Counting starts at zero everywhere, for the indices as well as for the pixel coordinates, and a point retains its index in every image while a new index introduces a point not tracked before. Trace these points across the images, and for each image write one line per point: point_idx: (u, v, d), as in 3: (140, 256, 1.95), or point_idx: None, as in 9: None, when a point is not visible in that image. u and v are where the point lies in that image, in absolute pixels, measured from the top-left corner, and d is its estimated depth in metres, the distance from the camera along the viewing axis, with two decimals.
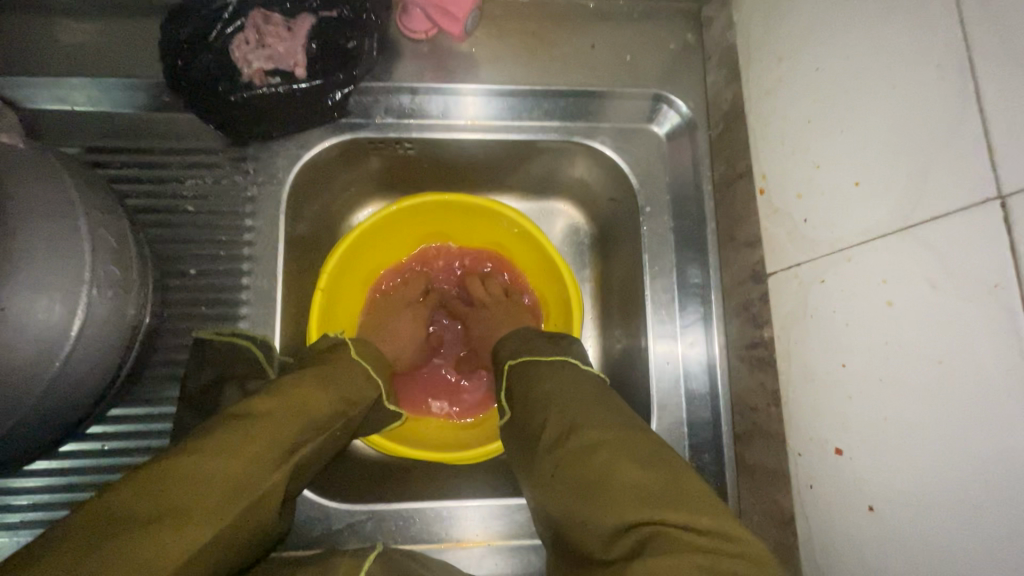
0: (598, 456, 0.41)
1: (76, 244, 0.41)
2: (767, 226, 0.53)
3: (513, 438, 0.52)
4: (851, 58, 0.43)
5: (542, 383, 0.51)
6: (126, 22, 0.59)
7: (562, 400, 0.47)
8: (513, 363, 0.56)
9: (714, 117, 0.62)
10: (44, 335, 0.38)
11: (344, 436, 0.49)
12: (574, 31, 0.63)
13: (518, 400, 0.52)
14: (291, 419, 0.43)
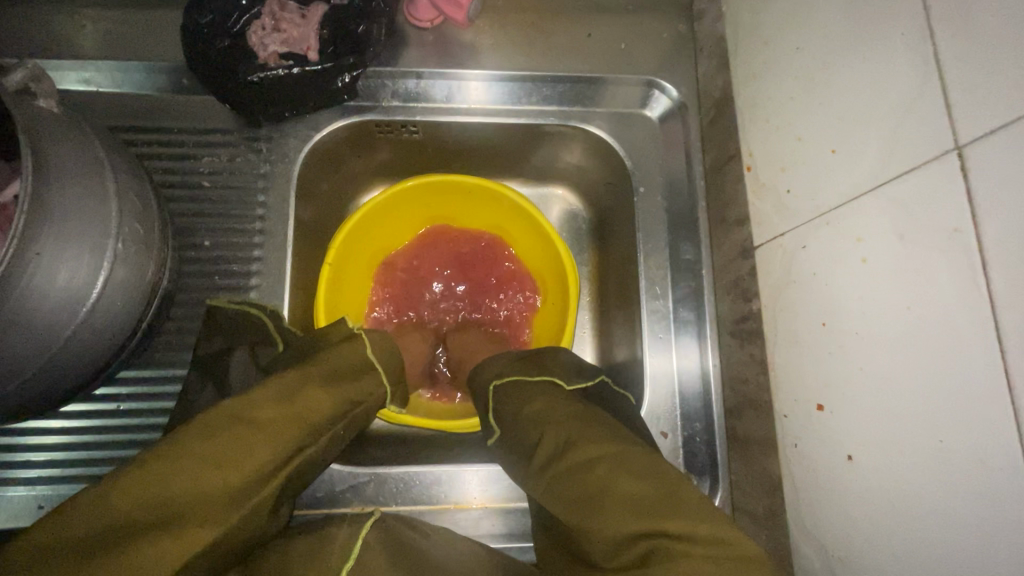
0: (595, 472, 0.43)
1: (106, 199, 0.44)
2: (754, 201, 0.56)
3: (502, 447, 0.52)
4: (826, 37, 0.46)
5: (533, 402, 0.50)
6: (150, 9, 0.63)
7: (557, 420, 0.47)
8: (496, 384, 0.54)
9: (705, 103, 0.65)
10: (74, 283, 0.41)
11: (350, 435, 0.50)
12: (571, 21, 0.67)
13: (507, 417, 0.51)
14: (299, 421, 0.43)
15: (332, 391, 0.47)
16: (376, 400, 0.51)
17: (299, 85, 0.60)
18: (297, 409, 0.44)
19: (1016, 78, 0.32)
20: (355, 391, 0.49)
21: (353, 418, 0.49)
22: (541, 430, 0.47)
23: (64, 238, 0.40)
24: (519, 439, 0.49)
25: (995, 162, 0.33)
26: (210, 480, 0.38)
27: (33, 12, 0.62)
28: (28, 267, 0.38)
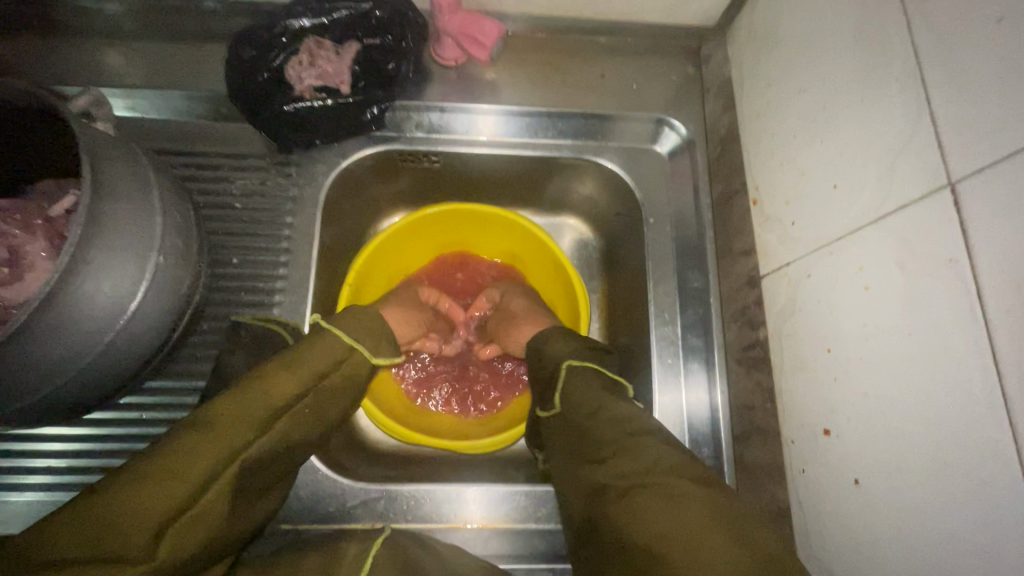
0: (670, 505, 0.41)
1: (151, 214, 0.46)
2: (760, 232, 0.58)
3: (558, 432, 0.54)
4: (829, 81, 0.49)
5: (600, 404, 0.52)
6: (194, 44, 0.68)
7: (621, 429, 0.49)
8: (570, 363, 0.56)
9: (712, 140, 0.68)
10: (119, 292, 0.44)
11: (321, 421, 0.49)
12: (586, 61, 0.71)
13: (570, 411, 0.53)
14: (248, 413, 0.43)
15: (293, 375, 0.47)
16: (338, 380, 0.51)
17: (331, 117, 0.65)
18: (242, 405, 0.43)
19: (1002, 120, 0.35)
20: (308, 372, 0.48)
21: (315, 404, 0.48)
22: (609, 435, 0.49)
23: (112, 251, 0.42)
24: (582, 430, 0.51)
25: (984, 197, 0.35)
26: (157, 484, 0.37)
27: (87, 44, 0.67)
28: (80, 276, 0.40)
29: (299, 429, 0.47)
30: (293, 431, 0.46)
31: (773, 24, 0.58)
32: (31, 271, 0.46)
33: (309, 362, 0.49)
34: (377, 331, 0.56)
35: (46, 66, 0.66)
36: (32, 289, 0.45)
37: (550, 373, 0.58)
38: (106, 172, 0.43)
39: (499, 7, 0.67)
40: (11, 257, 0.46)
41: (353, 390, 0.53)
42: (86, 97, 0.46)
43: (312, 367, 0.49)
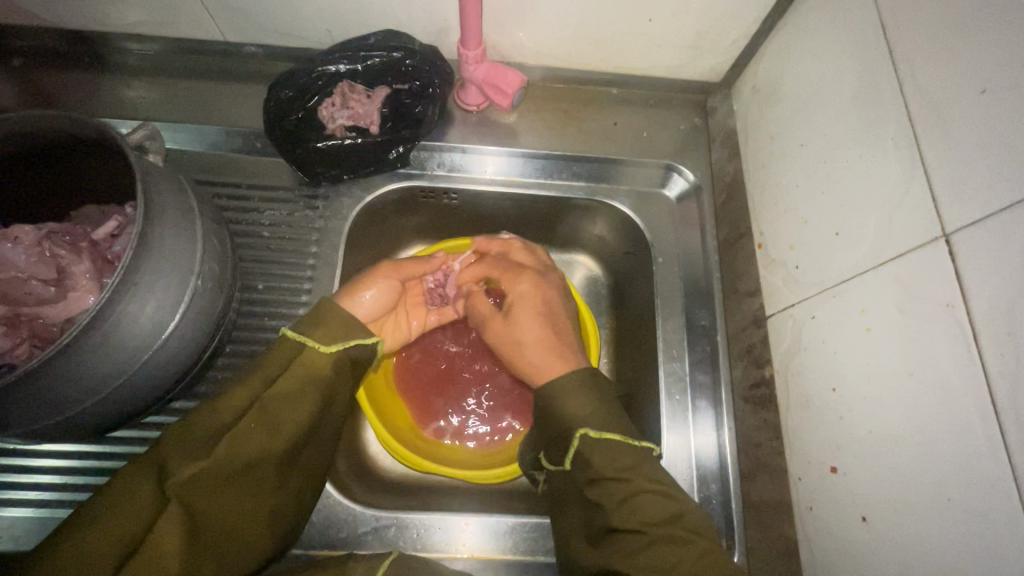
0: None
1: (193, 242, 0.49)
2: (765, 274, 0.61)
3: (563, 484, 0.57)
4: (830, 137, 0.53)
5: (628, 486, 0.52)
6: (236, 84, 0.73)
7: (652, 516, 0.50)
8: (581, 432, 0.54)
9: (718, 186, 0.72)
10: (160, 312, 0.46)
11: (281, 429, 0.50)
12: (600, 110, 0.75)
13: (582, 479, 0.54)
14: (192, 441, 0.47)
15: (240, 391, 0.51)
16: (290, 381, 0.52)
17: (359, 153, 0.69)
18: (188, 435, 0.48)
19: (987, 182, 0.38)
20: (254, 385, 0.51)
21: (266, 414, 0.49)
22: (631, 520, 0.50)
23: (157, 273, 0.45)
24: (592, 503, 0.53)
25: (978, 247, 0.38)
26: (114, 513, 0.43)
27: (135, 82, 0.72)
28: (127, 296, 0.43)
29: (253, 446, 0.48)
30: (247, 447, 0.48)
31: (776, 83, 0.63)
32: (76, 289, 0.49)
33: (256, 374, 0.52)
34: (326, 324, 0.56)
35: (95, 101, 0.71)
36: (81, 307, 0.49)
37: (560, 432, 0.57)
38: (156, 203, 0.46)
39: (520, 60, 0.71)
40: (58, 276, 0.49)
41: (312, 390, 0.52)
42: (144, 130, 0.49)
43: (259, 378, 0.52)
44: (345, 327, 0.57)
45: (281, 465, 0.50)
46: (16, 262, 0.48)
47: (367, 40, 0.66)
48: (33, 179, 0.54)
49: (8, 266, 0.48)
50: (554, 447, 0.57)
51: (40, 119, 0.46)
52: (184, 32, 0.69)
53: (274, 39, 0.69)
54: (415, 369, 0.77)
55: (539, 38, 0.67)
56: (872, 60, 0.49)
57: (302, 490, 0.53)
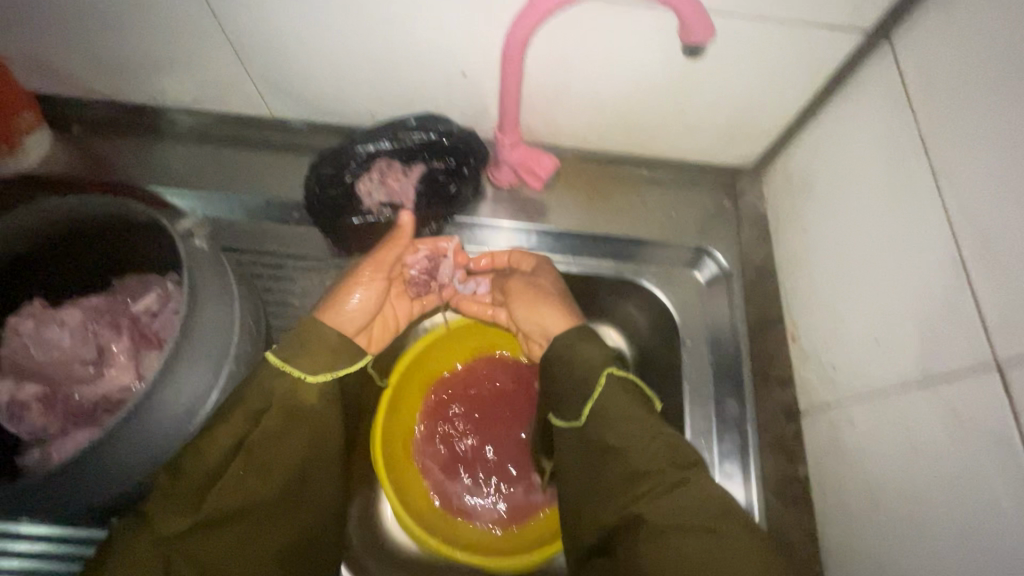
0: (693, 551, 0.48)
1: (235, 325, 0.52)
2: (800, 369, 0.62)
3: (571, 448, 0.57)
4: (868, 240, 0.53)
5: (644, 429, 0.54)
6: (281, 155, 0.76)
7: (665, 459, 0.53)
8: (608, 372, 0.57)
9: (748, 269, 0.73)
10: (199, 394, 0.49)
11: (270, 472, 0.48)
12: (630, 190, 0.76)
13: (597, 436, 0.55)
14: (179, 493, 0.46)
15: (222, 432, 0.48)
16: (274, 420, 0.49)
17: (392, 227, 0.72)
18: (176, 488, 0.46)
19: None
20: (238, 423, 0.48)
21: (256, 457, 0.47)
22: (648, 464, 0.52)
23: (199, 359, 0.48)
24: (611, 448, 0.54)
25: None
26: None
27: (187, 151, 0.76)
28: (165, 382, 0.46)
29: (249, 489, 0.47)
30: (242, 491, 0.46)
31: (810, 176, 0.63)
32: (112, 367, 0.51)
33: (236, 410, 0.49)
34: (314, 349, 0.54)
35: (148, 169, 0.74)
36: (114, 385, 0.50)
37: (575, 384, 0.58)
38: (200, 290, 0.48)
39: (553, 141, 0.73)
40: (98, 355, 0.52)
41: (297, 426, 0.50)
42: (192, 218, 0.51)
43: (243, 413, 0.49)
44: (333, 355, 0.54)
45: (280, 504, 0.48)
46: (60, 344, 0.51)
47: (403, 123, 0.67)
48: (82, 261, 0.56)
49: (54, 348, 0.51)
50: (568, 406, 0.58)
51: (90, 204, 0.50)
52: (234, 108, 0.72)
53: (320, 117, 0.72)
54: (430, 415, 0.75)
55: (574, 123, 0.69)
56: (909, 168, 0.49)
57: (310, 519, 0.51)
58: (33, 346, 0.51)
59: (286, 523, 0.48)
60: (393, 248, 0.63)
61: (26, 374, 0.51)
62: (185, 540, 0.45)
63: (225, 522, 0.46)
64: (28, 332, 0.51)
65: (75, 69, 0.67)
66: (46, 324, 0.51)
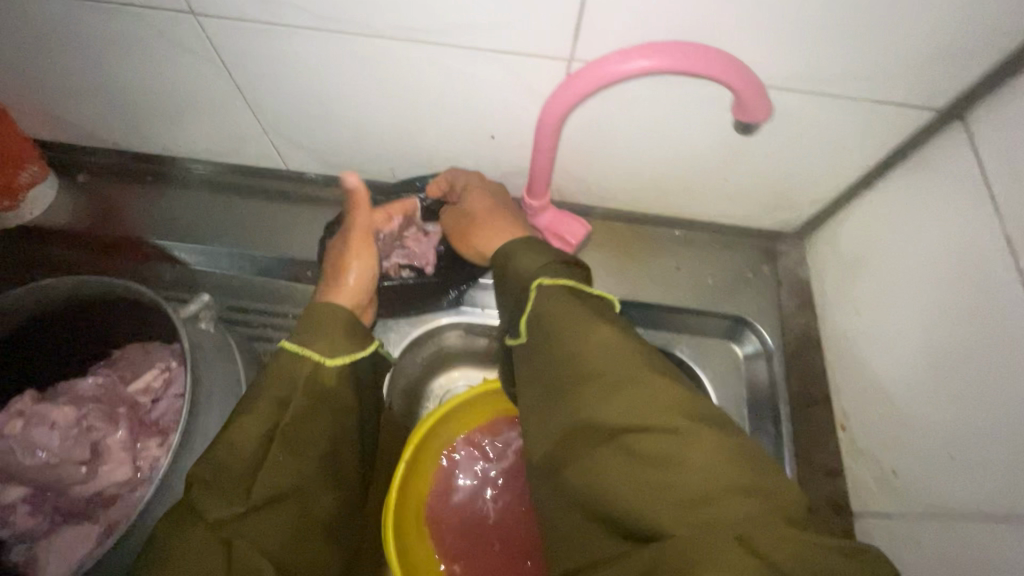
0: (661, 448, 0.40)
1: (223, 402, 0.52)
2: (851, 463, 0.57)
3: (523, 363, 0.50)
4: (936, 339, 0.48)
5: (597, 327, 0.47)
6: (288, 205, 0.71)
7: (620, 361, 0.44)
8: (540, 283, 0.50)
9: (788, 339, 0.68)
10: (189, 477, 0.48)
11: (311, 451, 0.46)
12: (662, 251, 0.71)
13: (545, 341, 0.48)
14: (225, 482, 0.43)
15: (253, 414, 0.45)
16: (305, 399, 0.47)
17: (413, 291, 0.68)
18: (220, 479, 0.43)
19: None
20: (267, 412, 0.45)
21: (294, 439, 0.45)
22: (601, 366, 0.44)
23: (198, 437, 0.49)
24: (555, 356, 0.47)
25: None
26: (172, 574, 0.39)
27: (191, 201, 0.72)
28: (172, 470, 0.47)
29: (293, 473, 0.44)
30: (289, 473, 0.44)
31: (864, 251, 0.58)
32: (108, 462, 0.51)
33: (263, 398, 0.45)
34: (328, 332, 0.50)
35: (150, 220, 0.70)
36: (112, 481, 0.51)
37: (518, 295, 0.53)
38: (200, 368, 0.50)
39: (579, 197, 0.68)
40: (91, 455, 0.50)
41: (326, 407, 0.48)
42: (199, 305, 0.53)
43: (271, 402, 0.46)
44: (348, 333, 0.51)
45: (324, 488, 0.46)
46: (48, 446, 0.49)
47: (414, 184, 0.65)
48: (67, 338, 0.58)
49: (42, 450, 0.49)
50: (518, 318, 0.52)
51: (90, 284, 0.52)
52: (242, 158, 0.68)
53: (332, 169, 0.68)
54: (444, 498, 0.68)
55: (602, 182, 0.64)
56: (986, 269, 0.44)
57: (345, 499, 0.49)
58: (17, 450, 0.49)
59: (333, 498, 0.47)
60: (361, 215, 0.59)
61: (10, 476, 0.49)
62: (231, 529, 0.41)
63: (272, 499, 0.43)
64: (14, 435, 0.49)
65: (85, 120, 0.65)
66: (35, 427, 0.49)
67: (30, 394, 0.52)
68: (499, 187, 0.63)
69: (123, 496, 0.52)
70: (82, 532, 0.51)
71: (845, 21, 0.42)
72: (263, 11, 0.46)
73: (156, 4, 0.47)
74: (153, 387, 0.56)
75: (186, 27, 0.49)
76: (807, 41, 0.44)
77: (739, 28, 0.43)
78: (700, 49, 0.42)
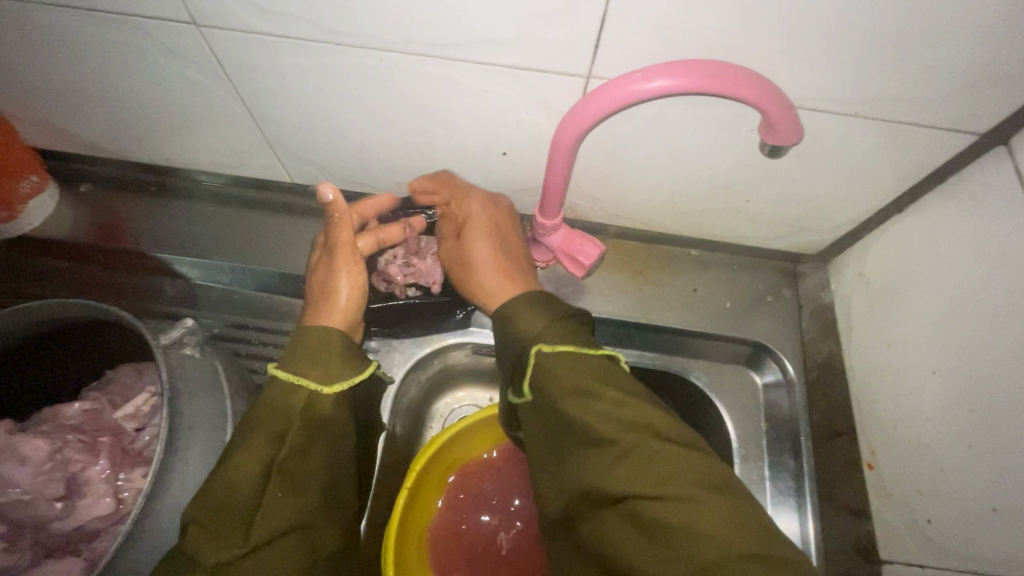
0: (662, 513, 0.39)
1: (205, 431, 0.51)
2: (877, 504, 0.54)
3: (528, 422, 0.49)
4: (974, 380, 0.45)
5: (590, 392, 0.44)
6: (292, 218, 0.70)
7: (617, 424, 0.42)
8: (535, 347, 0.48)
9: (810, 367, 0.65)
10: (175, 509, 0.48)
11: (307, 483, 0.44)
12: (678, 273, 0.68)
13: (543, 404, 0.47)
14: (224, 522, 0.41)
15: (250, 452, 0.43)
16: (301, 431, 0.44)
17: (419, 311, 0.65)
18: (214, 518, 0.41)
19: None
20: (261, 446, 0.43)
21: (291, 474, 0.43)
22: (598, 430, 0.43)
23: (185, 469, 0.48)
24: (554, 421, 0.46)
25: None
26: None
27: (192, 213, 0.70)
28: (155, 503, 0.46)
29: (291, 508, 0.42)
30: (288, 508, 0.42)
31: (895, 280, 0.55)
32: (86, 497, 0.52)
33: (257, 431, 0.44)
34: (325, 357, 0.48)
35: (150, 232, 0.68)
36: (90, 515, 0.51)
37: (517, 355, 0.50)
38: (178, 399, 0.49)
39: (593, 215, 0.66)
40: (66, 491, 0.51)
41: (322, 437, 0.46)
42: (184, 330, 0.51)
43: (265, 435, 0.44)
44: (343, 355, 0.49)
45: (324, 517, 0.44)
46: (22, 482, 0.50)
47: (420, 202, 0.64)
48: (52, 363, 0.59)
49: (15, 487, 0.50)
50: (516, 377, 0.50)
51: (65, 309, 0.51)
52: (245, 170, 0.66)
53: (336, 183, 0.66)
54: (450, 515, 0.67)
55: (616, 201, 0.62)
56: None
57: (343, 528, 0.47)
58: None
59: (336, 525, 0.46)
60: (343, 229, 0.58)
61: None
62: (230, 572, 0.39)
63: (273, 536, 0.41)
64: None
65: (86, 130, 0.63)
66: (7, 462, 0.51)
67: (7, 426, 0.53)
68: (496, 207, 0.60)
69: (105, 530, 0.52)
70: (65, 568, 0.50)
71: (885, 40, 0.39)
72: (267, 23, 0.44)
73: (157, 15, 0.45)
74: (140, 413, 0.58)
75: (187, 39, 0.47)
76: (842, 60, 0.41)
77: (770, 46, 0.41)
78: (725, 68, 0.40)
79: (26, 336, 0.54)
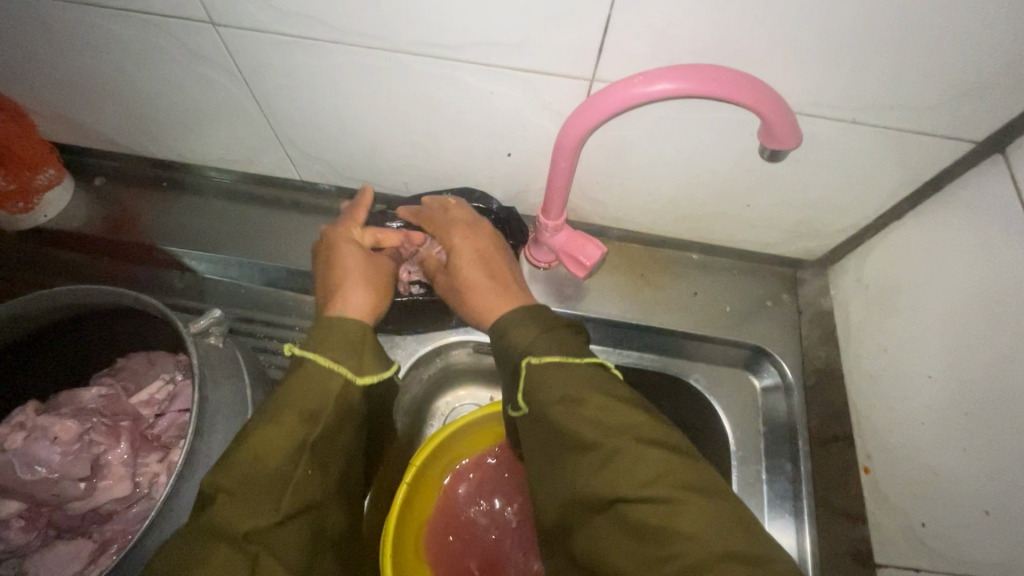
0: (648, 514, 0.39)
1: (229, 421, 0.52)
2: (872, 507, 0.54)
3: (524, 434, 0.50)
4: (969, 386, 0.46)
5: (578, 400, 0.45)
6: (300, 216, 0.71)
7: (604, 429, 0.43)
8: (525, 362, 0.49)
9: (808, 372, 0.65)
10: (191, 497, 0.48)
11: (330, 466, 0.45)
12: (679, 276, 0.69)
13: (535, 414, 0.48)
14: (253, 494, 0.40)
15: (282, 425, 0.42)
16: (332, 414, 0.45)
17: (425, 307, 0.67)
18: (245, 490, 0.39)
19: None
20: (297, 423, 0.42)
21: (318, 453, 0.43)
22: (586, 436, 0.43)
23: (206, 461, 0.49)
24: (546, 431, 0.46)
25: None
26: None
27: (203, 209, 0.71)
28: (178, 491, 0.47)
29: (313, 488, 0.43)
30: (312, 487, 0.43)
31: (892, 286, 0.55)
32: (107, 479, 0.53)
33: (291, 409, 0.43)
34: (358, 348, 0.49)
35: (161, 226, 0.70)
36: (109, 496, 0.53)
37: (509, 366, 0.51)
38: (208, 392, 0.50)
39: (596, 218, 0.67)
40: (90, 471, 0.53)
41: (349, 422, 0.47)
42: (209, 321, 0.52)
43: (301, 412, 0.43)
44: (375, 351, 0.50)
45: (331, 501, 0.46)
46: (49, 461, 0.51)
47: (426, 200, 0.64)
48: (75, 346, 0.61)
49: (42, 465, 0.51)
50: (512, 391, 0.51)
51: (93, 293, 0.52)
52: (256, 167, 0.68)
53: (345, 181, 0.67)
54: (450, 504, 0.68)
55: (619, 204, 0.63)
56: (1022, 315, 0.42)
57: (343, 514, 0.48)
58: (19, 464, 0.51)
59: (340, 511, 0.47)
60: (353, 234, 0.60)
61: (9, 491, 0.51)
62: (255, 542, 0.39)
63: (294, 513, 0.41)
64: (16, 449, 0.52)
65: (101, 125, 0.65)
66: (39, 439, 0.52)
67: (31, 406, 0.55)
68: (488, 230, 0.62)
69: (118, 512, 0.54)
70: (76, 548, 0.52)
71: (882, 47, 0.40)
72: (283, 22, 0.46)
73: (175, 13, 0.47)
74: (155, 400, 0.60)
75: (205, 37, 0.49)
76: (840, 66, 0.42)
77: (772, 52, 0.42)
78: (725, 74, 0.41)
79: (52, 315, 0.55)
